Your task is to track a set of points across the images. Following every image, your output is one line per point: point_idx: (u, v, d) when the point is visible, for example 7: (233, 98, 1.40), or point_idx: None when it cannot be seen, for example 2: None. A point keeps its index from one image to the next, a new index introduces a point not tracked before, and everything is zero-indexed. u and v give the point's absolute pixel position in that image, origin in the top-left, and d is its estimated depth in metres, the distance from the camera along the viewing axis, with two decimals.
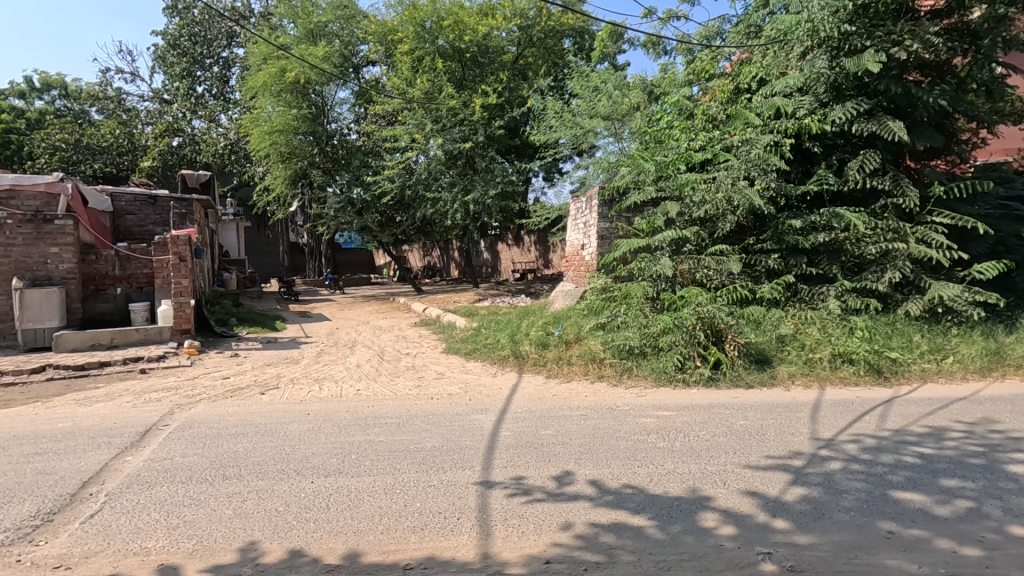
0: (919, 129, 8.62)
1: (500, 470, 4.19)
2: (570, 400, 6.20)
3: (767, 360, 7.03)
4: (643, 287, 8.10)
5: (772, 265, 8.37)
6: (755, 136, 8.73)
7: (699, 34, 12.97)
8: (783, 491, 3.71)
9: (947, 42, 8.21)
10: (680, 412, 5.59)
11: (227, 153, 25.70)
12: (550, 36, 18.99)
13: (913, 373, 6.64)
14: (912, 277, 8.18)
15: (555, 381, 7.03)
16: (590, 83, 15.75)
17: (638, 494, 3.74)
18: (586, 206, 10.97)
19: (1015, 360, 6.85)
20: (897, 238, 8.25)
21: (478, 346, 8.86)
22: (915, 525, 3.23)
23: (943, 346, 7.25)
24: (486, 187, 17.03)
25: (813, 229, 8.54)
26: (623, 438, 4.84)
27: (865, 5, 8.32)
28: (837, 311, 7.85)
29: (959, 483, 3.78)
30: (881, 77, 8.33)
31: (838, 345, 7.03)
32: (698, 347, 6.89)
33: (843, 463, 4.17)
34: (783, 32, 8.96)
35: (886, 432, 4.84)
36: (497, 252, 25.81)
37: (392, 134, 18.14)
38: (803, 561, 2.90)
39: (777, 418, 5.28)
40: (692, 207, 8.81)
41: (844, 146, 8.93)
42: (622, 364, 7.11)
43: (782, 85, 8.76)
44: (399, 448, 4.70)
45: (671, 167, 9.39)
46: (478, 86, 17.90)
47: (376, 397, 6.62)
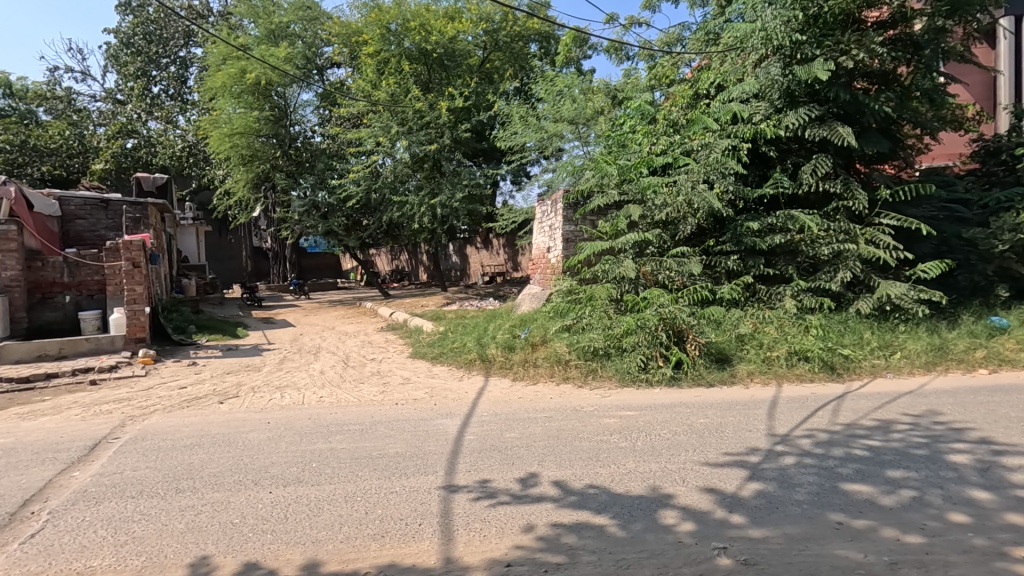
0: (867, 134, 8.98)
1: (464, 474, 4.18)
2: (536, 402, 6.24)
3: (727, 359, 7.22)
4: (607, 289, 8.19)
5: (731, 266, 8.62)
6: (713, 141, 8.96)
7: (660, 41, 13.28)
8: (740, 487, 3.81)
9: (892, 52, 8.60)
10: (643, 411, 5.68)
11: (185, 156, 25.06)
12: (516, 40, 19.04)
13: (864, 369, 6.91)
14: (862, 277, 8.51)
15: (521, 383, 7.05)
16: (555, 88, 15.90)
17: (601, 494, 3.78)
18: (551, 209, 11.07)
19: (957, 354, 7.20)
20: (847, 239, 8.58)
21: (445, 350, 8.82)
22: (862, 515, 3.37)
23: (891, 342, 7.57)
24: (453, 190, 16.99)
25: (770, 230, 8.81)
26: (587, 438, 4.89)
27: (816, 15, 8.65)
28: (793, 310, 8.10)
29: (903, 474, 3.95)
30: (831, 85, 8.66)
31: (794, 343, 7.26)
32: (660, 348, 7.01)
33: (797, 457, 4.31)
34: (740, 40, 9.24)
35: (838, 426, 5.02)
36: (466, 255, 25.73)
37: (357, 136, 17.90)
38: (757, 554, 2.98)
39: (736, 416, 5.42)
40: (654, 210, 8.98)
41: (799, 151, 9.25)
42: (588, 365, 7.20)
43: (738, 92, 9.04)
44: (362, 455, 4.64)
45: (634, 171, 9.47)
46: (445, 89, 17.90)
47: (340, 404, 6.52)
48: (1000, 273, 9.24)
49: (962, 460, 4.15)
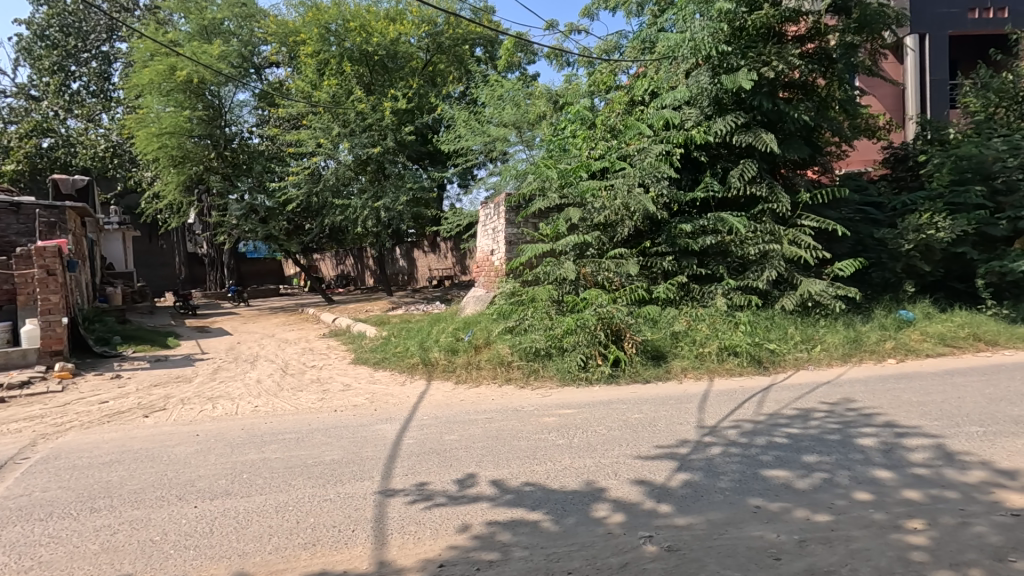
0: (789, 141, 9.53)
1: (401, 478, 4.15)
2: (477, 404, 6.26)
3: (662, 356, 7.50)
4: (548, 290, 8.31)
5: (666, 267, 8.95)
6: (648, 146, 9.30)
7: (599, 48, 13.69)
8: (669, 478, 3.97)
9: (809, 64, 9.21)
10: (581, 409, 5.81)
11: (109, 157, 23.62)
12: (459, 43, 19.03)
13: (788, 362, 7.34)
14: (786, 276, 9.01)
15: (464, 386, 7.06)
16: (498, 92, 16.08)
17: (536, 491, 3.85)
18: (494, 212, 11.18)
19: (870, 346, 7.76)
20: (772, 240, 9.06)
21: (388, 355, 8.71)
22: (778, 499, 3.58)
23: (812, 335, 8.05)
24: (397, 193, 16.74)
25: (702, 232, 9.20)
26: (526, 438, 4.96)
27: (740, 27, 9.16)
28: (723, 308, 8.49)
29: (817, 458, 4.23)
30: (755, 94, 9.17)
31: (724, 338, 7.61)
32: (600, 346, 7.21)
33: (723, 447, 4.54)
34: (671, 50, 9.66)
35: (762, 416, 5.31)
36: (413, 260, 25.45)
37: (296, 138, 17.44)
38: (680, 540, 3.12)
39: (669, 410, 5.63)
40: (594, 213, 9.16)
41: (727, 156, 9.69)
42: (529, 366, 7.30)
43: (671, 99, 9.43)
44: (297, 464, 4.53)
45: (574, 174, 9.59)
46: (387, 91, 17.69)
47: (276, 413, 6.33)
48: (907, 271, 10.02)
49: (869, 443, 4.48)
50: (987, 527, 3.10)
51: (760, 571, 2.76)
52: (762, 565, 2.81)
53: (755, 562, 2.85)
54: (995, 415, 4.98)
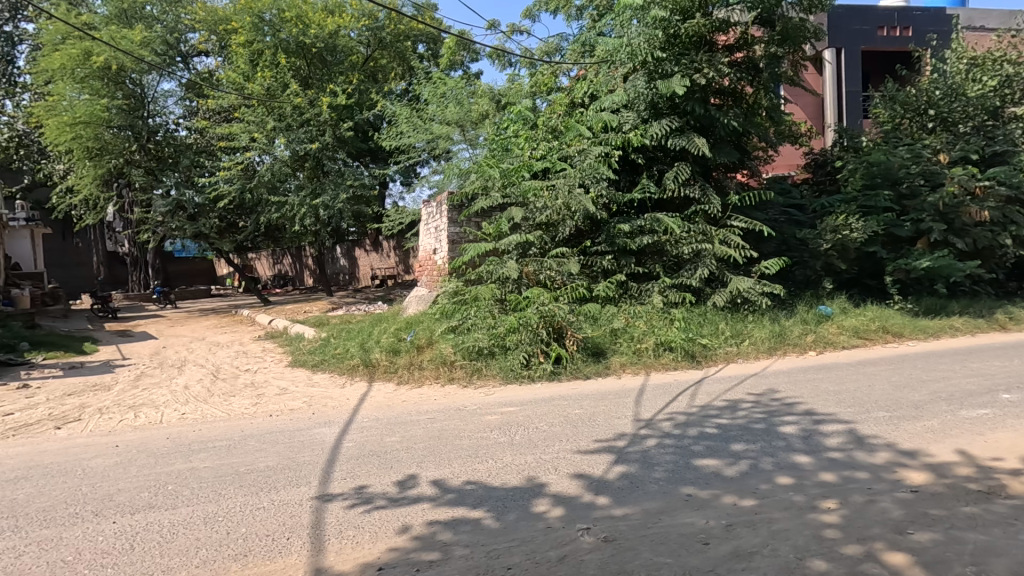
0: (719, 145, 9.99)
1: (339, 482, 4.06)
2: (419, 404, 6.20)
3: (602, 352, 7.69)
4: (491, 289, 8.35)
5: (605, 266, 9.19)
6: (588, 147, 9.52)
7: (541, 50, 13.92)
8: (607, 470, 4.09)
9: (737, 73, 9.70)
10: (523, 407, 5.88)
11: (14, 147, 21.84)
12: (401, 40, 18.75)
13: (719, 357, 7.71)
14: (717, 274, 9.42)
15: (406, 388, 6.98)
16: (441, 90, 16.02)
17: (477, 489, 3.86)
18: (437, 211, 11.13)
19: (792, 340, 8.26)
20: (705, 240, 9.45)
21: (327, 357, 8.47)
22: (708, 486, 3.76)
23: (741, 330, 8.48)
24: (337, 190, 16.22)
25: (640, 232, 9.50)
26: (468, 437, 4.97)
27: (675, 35, 9.53)
28: (660, 305, 8.80)
29: (744, 446, 4.47)
30: (688, 99, 9.56)
31: (660, 334, 7.89)
32: (542, 344, 7.33)
33: (658, 439, 4.71)
34: (610, 54, 9.93)
35: (694, 408, 5.56)
36: (355, 259, 24.87)
37: (228, 131, 16.63)
38: (616, 531, 3.22)
39: (608, 405, 5.79)
40: (536, 212, 9.30)
41: (663, 159, 10.05)
42: (472, 364, 7.31)
43: (609, 102, 9.72)
44: (227, 472, 4.33)
45: (516, 174, 9.69)
46: (326, 85, 17.18)
47: (206, 420, 6.02)
48: (826, 269, 10.73)
49: (791, 431, 4.78)
50: (890, 503, 3.38)
51: (690, 556, 2.89)
52: (691, 550, 2.94)
53: (685, 547, 2.98)
54: (899, 400, 5.43)
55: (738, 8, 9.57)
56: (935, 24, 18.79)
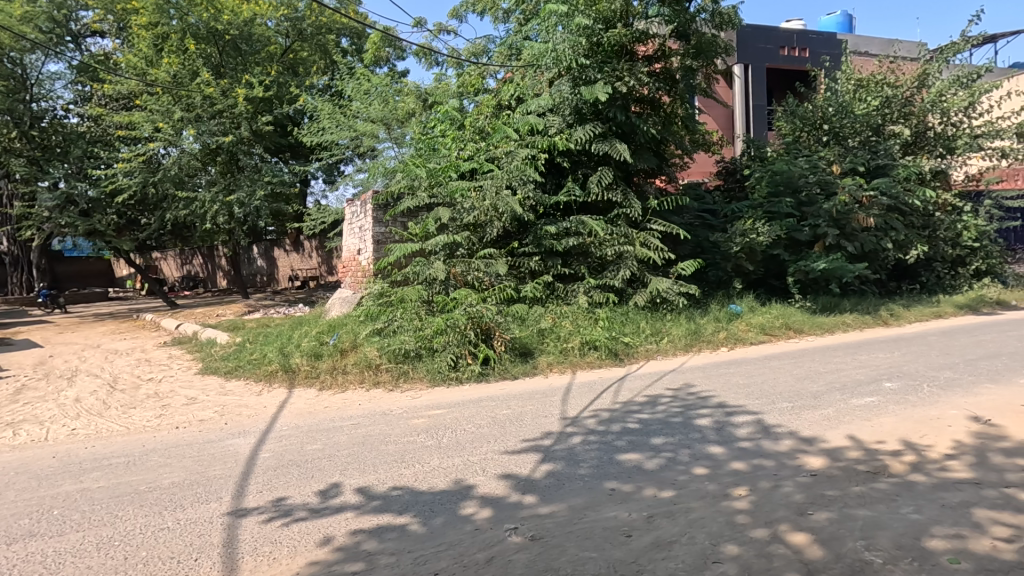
0: (640, 151, 10.39)
1: (254, 495, 3.83)
2: (342, 410, 5.98)
3: (530, 352, 7.79)
4: (418, 290, 8.21)
5: (533, 267, 9.33)
6: (515, 150, 9.63)
7: (468, 50, 13.95)
8: (533, 469, 4.13)
9: (655, 83, 10.13)
10: (451, 409, 5.82)
11: None
12: (323, 33, 18.10)
13: (640, 354, 8.04)
14: (639, 274, 9.78)
15: (329, 393, 6.73)
16: (365, 87, 15.59)
17: (403, 495, 3.78)
18: (361, 210, 10.82)
19: (707, 338, 8.76)
20: (627, 242, 9.78)
21: (242, 362, 7.99)
22: (630, 480, 3.89)
23: (660, 328, 8.88)
24: (253, 187, 15.29)
25: (566, 234, 9.70)
26: (394, 441, 4.86)
27: (598, 43, 9.83)
28: (585, 305, 9.04)
29: (664, 440, 4.66)
30: (610, 105, 9.86)
31: (585, 334, 8.10)
32: (469, 346, 7.30)
33: (583, 436, 4.83)
34: (536, 58, 10.09)
35: (617, 405, 5.75)
36: (273, 259, 23.70)
37: (127, 120, 15.28)
38: (543, 529, 3.26)
39: (535, 404, 5.86)
40: (463, 213, 9.28)
41: (587, 163, 10.33)
42: (398, 368, 7.16)
43: (535, 106, 9.89)
44: (125, 492, 3.96)
45: (443, 174, 9.62)
46: (241, 76, 16.20)
47: (100, 435, 5.49)
48: (736, 270, 11.46)
49: (706, 423, 5.05)
50: (792, 487, 3.65)
51: (614, 549, 2.98)
52: (615, 543, 3.03)
53: (609, 541, 3.07)
54: (800, 392, 5.89)
55: (657, 21, 10.01)
56: (828, 47, 20.66)
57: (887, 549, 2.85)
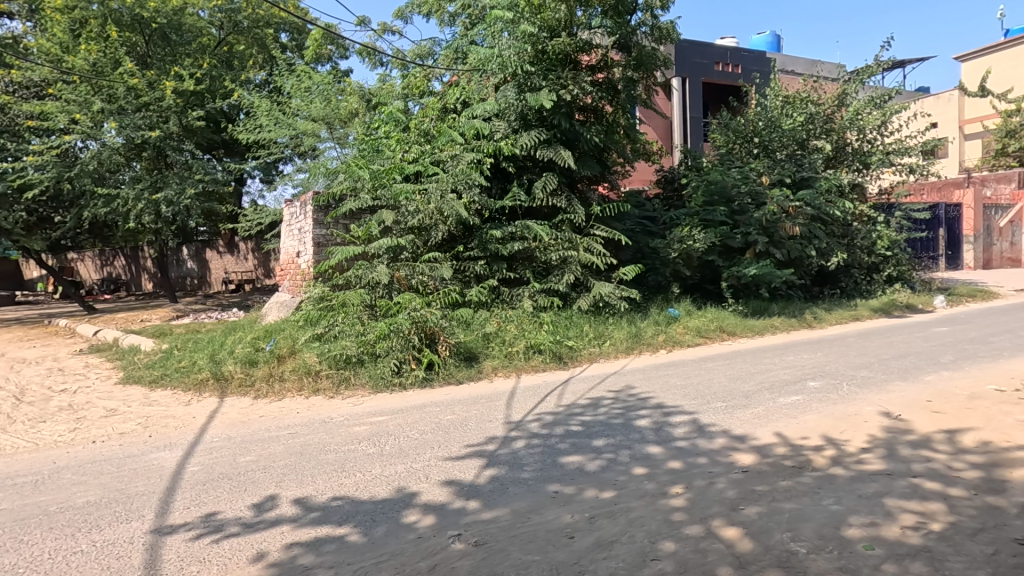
0: (584, 158, 10.59)
1: (181, 512, 3.61)
2: (278, 419, 5.74)
3: (475, 356, 7.77)
4: (360, 295, 8.03)
5: (478, 271, 9.33)
6: (460, 153, 9.61)
7: (413, 52, 13.84)
8: (477, 475, 4.11)
9: (599, 92, 10.39)
10: (394, 415, 5.72)
11: None
12: (261, 26, 17.43)
13: (584, 357, 8.19)
14: (582, 279, 9.94)
15: (264, 402, 6.45)
16: (306, 85, 15.14)
17: (344, 505, 3.67)
18: (300, 211, 10.48)
19: (646, 342, 9.04)
20: (571, 247, 9.93)
21: (169, 370, 7.52)
22: (572, 482, 3.95)
23: (603, 332, 9.08)
24: (182, 185, 14.41)
25: (511, 238, 9.76)
26: (334, 450, 4.72)
27: (543, 51, 9.97)
28: (530, 310, 9.11)
29: (605, 441, 4.76)
30: (555, 113, 10.01)
31: (530, 338, 8.16)
32: (413, 351, 7.17)
33: (526, 440, 4.86)
34: (482, 63, 10.15)
35: (561, 408, 5.82)
36: (204, 261, 22.52)
37: (39, 109, 14.12)
38: (486, 534, 3.25)
39: (480, 409, 5.85)
40: (407, 216, 9.19)
41: (532, 168, 10.45)
42: (339, 374, 6.96)
43: (481, 110, 9.92)
44: (32, 514, 3.64)
45: (387, 176, 9.48)
46: (170, 68, 15.31)
47: (4, 453, 5.01)
48: (675, 275, 11.89)
49: (645, 424, 5.20)
50: (725, 483, 3.82)
51: (557, 551, 3.01)
52: (557, 545, 3.06)
53: (552, 543, 3.10)
54: (733, 392, 6.17)
55: (600, 32, 10.28)
56: (758, 64, 21.89)
57: (810, 539, 3.02)
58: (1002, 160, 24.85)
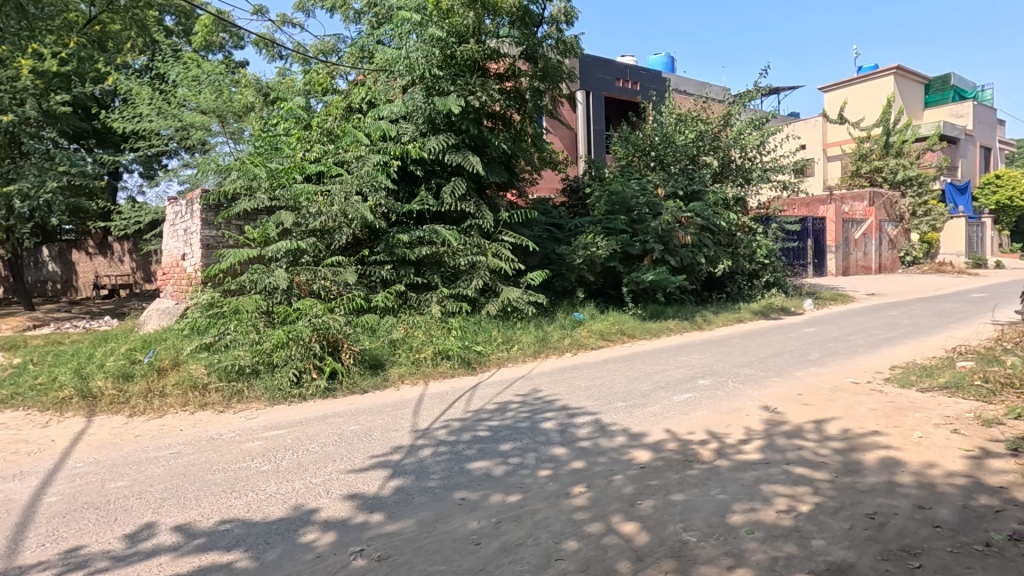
0: (492, 165, 10.69)
1: (35, 550, 3.17)
2: (157, 438, 5.21)
3: (381, 364, 7.56)
4: (256, 301, 7.60)
5: (384, 276, 9.09)
6: (365, 155, 9.35)
7: (315, 47, 13.32)
8: (381, 486, 3.99)
9: (506, 100, 10.54)
10: (293, 428, 5.40)
11: None
12: (141, 7, 15.91)
13: (492, 362, 8.23)
14: (491, 284, 9.98)
15: (142, 420, 5.83)
16: (193, 73, 14.04)
17: (234, 528, 3.41)
18: (186, 210, 9.65)
19: (553, 345, 9.27)
20: (479, 252, 9.95)
21: (22, 388, 6.59)
22: (478, 488, 3.95)
23: (511, 336, 9.18)
24: (42, 176, 12.74)
25: (419, 242, 9.61)
26: (223, 469, 4.36)
27: (451, 55, 9.96)
28: (438, 315, 9.03)
29: (512, 445, 4.81)
30: (463, 118, 10.01)
31: (438, 343, 8.08)
32: (314, 359, 6.81)
33: (433, 447, 4.79)
34: (389, 63, 9.97)
35: (469, 414, 5.80)
36: (70, 263, 20.06)
37: None
38: (391, 547, 3.15)
39: (385, 418, 5.68)
40: (308, 218, 8.77)
41: (440, 173, 10.37)
42: (230, 387, 6.45)
43: (387, 111, 9.72)
44: None
45: (286, 176, 9.00)
46: (27, 44, 13.50)
47: None
48: (580, 281, 12.32)
49: (551, 426, 5.33)
50: (624, 480, 4.00)
51: (463, 558, 2.99)
52: (463, 553, 3.04)
53: (458, 551, 3.07)
54: (632, 392, 6.48)
55: (507, 41, 10.44)
56: (654, 83, 23.38)
57: (700, 528, 3.24)
58: (857, 180, 28.32)
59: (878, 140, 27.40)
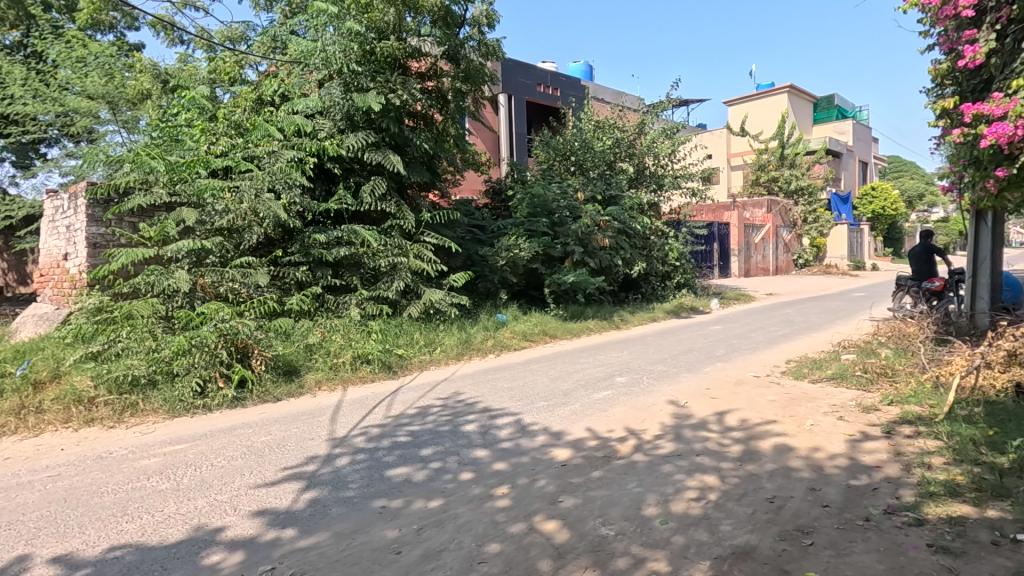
0: (413, 164, 10.50)
1: None
2: (32, 461, 4.64)
3: (295, 370, 7.23)
4: (152, 305, 6.97)
5: (299, 278, 8.68)
6: (278, 150, 8.86)
7: (221, 34, 12.51)
8: (294, 500, 3.79)
9: (428, 100, 10.41)
10: (196, 442, 5.02)
11: None
12: None
13: (414, 365, 8.08)
14: (412, 286, 9.78)
15: (13, 440, 5.17)
16: (77, 54, 12.72)
17: (126, 555, 3.10)
18: (68, 205, 8.70)
19: (476, 347, 9.26)
20: (400, 253, 9.72)
21: None
22: (399, 495, 3.85)
23: (433, 339, 9.07)
24: None
25: (336, 243, 9.23)
26: (113, 491, 3.96)
27: (371, 51, 9.67)
28: (357, 318, 8.74)
29: (433, 450, 4.74)
30: (383, 116, 9.75)
31: (357, 347, 7.83)
32: (220, 367, 6.36)
33: (351, 456, 4.62)
34: (303, 55, 9.54)
35: (389, 419, 5.66)
36: None
37: None
38: (306, 563, 3.00)
39: (300, 427, 5.41)
40: (214, 215, 8.21)
41: (360, 171, 10.04)
42: (123, 400, 5.88)
43: (302, 106, 9.30)
44: None
45: (188, 170, 8.39)
46: None
47: None
48: (502, 282, 12.40)
49: (472, 428, 5.31)
50: (545, 479, 4.05)
51: (383, 569, 2.90)
52: (384, 564, 2.95)
53: (378, 562, 2.98)
54: (553, 391, 6.60)
55: (429, 40, 10.30)
56: (573, 89, 24.05)
57: (618, 521, 3.35)
58: (756, 189, 30.63)
59: (774, 152, 29.83)
